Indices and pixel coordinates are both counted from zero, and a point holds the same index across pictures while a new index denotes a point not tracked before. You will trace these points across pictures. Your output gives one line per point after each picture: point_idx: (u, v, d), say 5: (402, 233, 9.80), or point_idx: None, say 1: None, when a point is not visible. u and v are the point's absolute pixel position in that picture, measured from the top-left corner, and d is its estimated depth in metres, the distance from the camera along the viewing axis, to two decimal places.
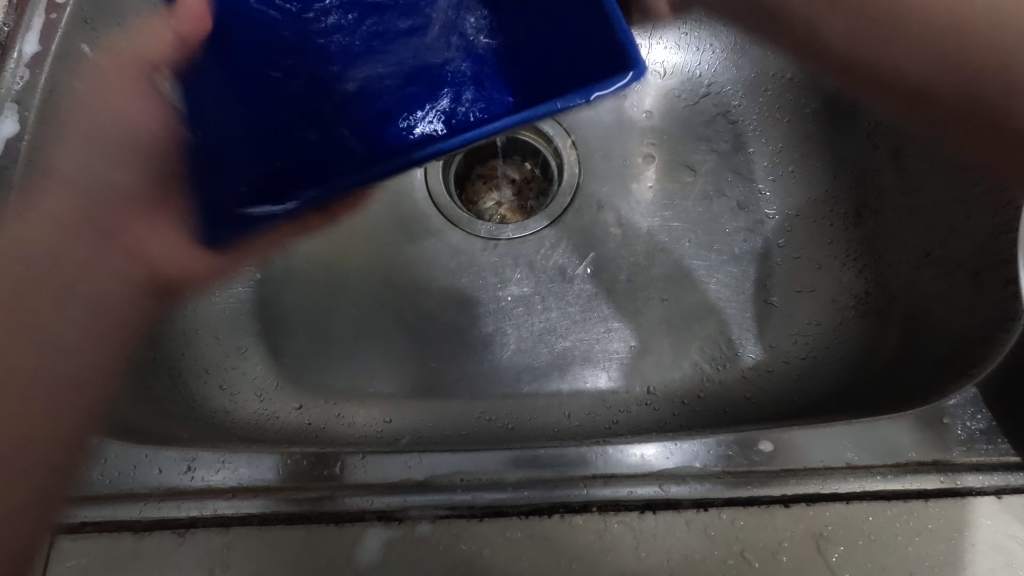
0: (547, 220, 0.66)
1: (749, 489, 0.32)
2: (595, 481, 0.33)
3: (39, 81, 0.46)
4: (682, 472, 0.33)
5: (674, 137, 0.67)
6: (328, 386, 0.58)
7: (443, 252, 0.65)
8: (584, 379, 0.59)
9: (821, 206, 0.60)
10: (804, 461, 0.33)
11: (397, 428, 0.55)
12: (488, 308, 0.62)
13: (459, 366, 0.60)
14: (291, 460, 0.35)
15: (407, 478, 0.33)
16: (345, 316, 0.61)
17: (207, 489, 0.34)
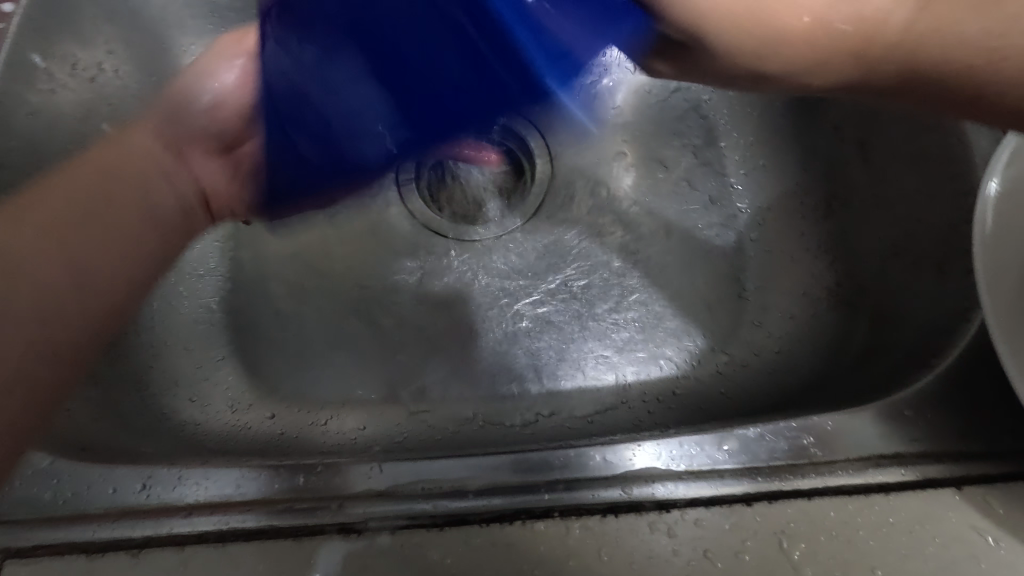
0: (521, 220, 0.65)
1: (712, 489, 0.32)
2: (558, 486, 0.33)
3: None
4: (645, 474, 0.33)
5: (646, 133, 0.67)
6: (301, 394, 0.57)
7: (416, 255, 0.64)
8: (560, 380, 0.58)
9: (793, 199, 0.60)
10: (767, 458, 0.33)
11: (371, 435, 0.55)
12: (463, 310, 0.62)
13: (435, 370, 0.59)
14: (252, 475, 0.34)
15: (369, 488, 0.33)
16: (318, 323, 0.60)
17: (165, 507, 0.32)
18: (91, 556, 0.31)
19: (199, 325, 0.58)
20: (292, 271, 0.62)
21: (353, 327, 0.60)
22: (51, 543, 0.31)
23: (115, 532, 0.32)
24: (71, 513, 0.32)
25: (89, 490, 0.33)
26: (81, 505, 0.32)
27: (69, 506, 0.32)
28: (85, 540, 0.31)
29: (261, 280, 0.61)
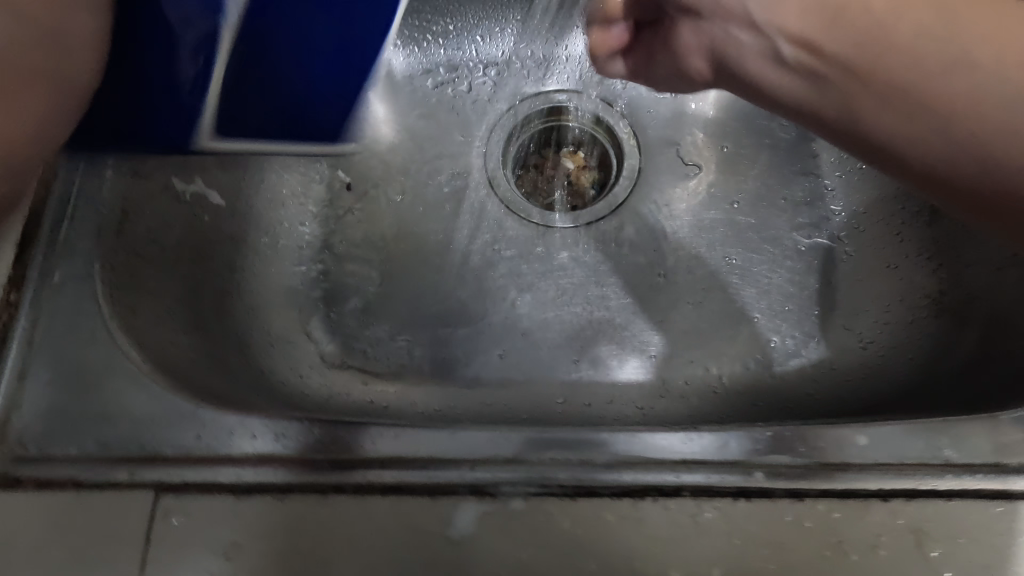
0: (608, 209, 0.66)
1: (846, 482, 0.31)
2: (682, 467, 0.33)
3: None
4: (772, 463, 0.32)
5: (736, 130, 0.67)
6: (389, 363, 0.58)
7: (501, 236, 0.65)
8: (644, 369, 0.59)
9: (892, 203, 0.59)
10: (901, 455, 0.32)
11: (456, 410, 0.56)
12: (547, 294, 0.62)
13: (517, 351, 0.60)
14: (379, 431, 0.35)
15: (497, 454, 0.34)
16: (404, 297, 0.61)
17: (302, 456, 0.34)
18: (238, 496, 0.33)
19: (289, 290, 0.59)
20: (381, 244, 0.63)
21: (438, 304, 0.61)
22: (199, 482, 0.34)
23: (257, 476, 0.34)
24: (217, 456, 0.34)
25: (230, 436, 0.35)
26: (225, 449, 0.35)
27: (214, 449, 0.35)
28: (231, 481, 0.33)
29: (352, 251, 0.62)
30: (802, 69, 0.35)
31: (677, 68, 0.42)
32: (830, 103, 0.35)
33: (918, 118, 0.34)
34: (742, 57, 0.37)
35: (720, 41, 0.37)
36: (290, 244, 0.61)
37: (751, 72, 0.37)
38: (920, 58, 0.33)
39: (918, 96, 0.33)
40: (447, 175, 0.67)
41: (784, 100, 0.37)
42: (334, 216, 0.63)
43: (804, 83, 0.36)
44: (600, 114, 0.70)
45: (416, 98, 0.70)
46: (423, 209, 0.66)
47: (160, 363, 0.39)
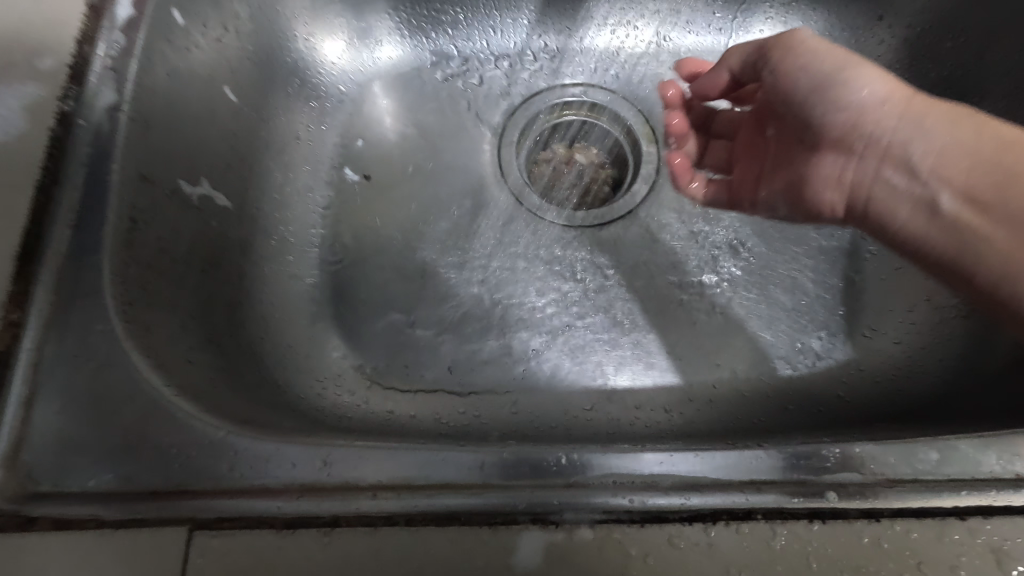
0: (627, 207, 0.64)
1: (921, 499, 0.30)
2: (751, 487, 0.31)
3: (133, 48, 0.46)
4: (843, 480, 0.31)
5: None
6: (408, 370, 0.56)
7: (518, 234, 0.62)
8: (671, 372, 0.57)
9: None
10: (974, 471, 0.31)
11: (483, 420, 0.53)
12: (568, 296, 0.60)
13: (538, 356, 0.57)
14: (429, 456, 0.33)
15: (555, 479, 0.32)
16: (420, 301, 0.58)
17: (348, 484, 0.32)
18: (281, 531, 0.30)
19: (302, 299, 0.57)
20: (395, 247, 0.60)
21: (455, 308, 0.58)
22: (237, 516, 0.31)
23: (301, 508, 0.31)
24: (255, 486, 0.32)
25: (269, 463, 0.32)
26: (264, 478, 0.32)
27: (251, 478, 0.32)
28: (272, 514, 0.31)
29: (365, 254, 0.59)
30: (921, 199, 0.45)
31: (803, 196, 0.53)
32: (904, 212, 0.46)
33: (974, 220, 0.42)
34: (883, 194, 0.47)
35: (872, 169, 0.48)
36: (298, 248, 0.58)
37: (885, 204, 0.47)
38: (961, 174, 0.43)
39: (964, 208, 0.42)
40: (460, 171, 0.64)
41: (902, 221, 0.46)
42: (344, 218, 0.61)
43: (897, 202, 0.46)
44: (617, 109, 0.68)
45: (425, 90, 0.66)
46: (434, 208, 0.62)
47: (183, 386, 0.36)
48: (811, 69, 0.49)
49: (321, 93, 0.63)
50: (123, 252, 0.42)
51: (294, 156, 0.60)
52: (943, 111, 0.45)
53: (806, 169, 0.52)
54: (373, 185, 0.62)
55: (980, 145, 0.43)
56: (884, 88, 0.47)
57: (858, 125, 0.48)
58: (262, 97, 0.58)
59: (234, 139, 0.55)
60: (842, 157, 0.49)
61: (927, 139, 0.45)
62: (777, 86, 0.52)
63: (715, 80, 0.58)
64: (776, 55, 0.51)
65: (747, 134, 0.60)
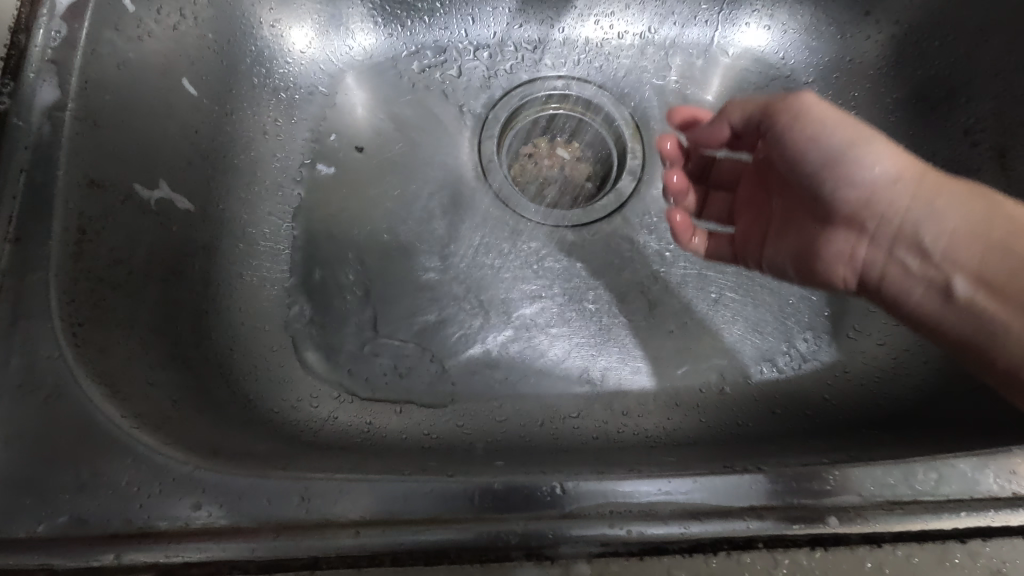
0: (613, 206, 0.62)
1: (920, 521, 0.30)
2: (752, 513, 0.30)
3: (77, 38, 0.43)
4: (843, 503, 0.31)
5: None
6: (388, 380, 0.53)
7: (500, 233, 0.60)
8: (659, 376, 0.55)
9: None
10: (972, 490, 0.31)
11: (467, 431, 0.51)
12: (552, 299, 0.58)
13: (522, 364, 0.55)
14: (413, 488, 0.31)
15: (549, 511, 0.30)
16: (398, 306, 0.55)
17: (326, 522, 0.29)
18: None
19: (272, 304, 0.54)
20: (369, 249, 0.57)
21: (436, 312, 0.56)
22: (207, 559, 0.29)
23: (276, 550, 0.29)
24: (225, 526, 0.29)
25: (238, 501, 0.30)
26: (234, 517, 0.29)
27: (219, 518, 0.29)
28: (246, 559, 0.29)
29: (339, 257, 0.56)
30: (935, 281, 0.40)
31: (812, 267, 0.48)
32: (919, 294, 0.41)
33: (989, 304, 0.37)
34: (895, 274, 0.43)
35: (885, 248, 0.43)
36: (267, 251, 0.55)
37: (898, 282, 0.43)
38: (975, 260, 0.38)
39: (986, 297, 0.38)
40: (438, 168, 0.61)
41: (914, 301, 0.42)
42: (317, 218, 0.57)
43: (909, 285, 0.42)
44: (599, 102, 0.65)
45: (401, 81, 0.63)
46: (411, 205, 0.59)
47: (144, 413, 0.33)
48: (821, 142, 0.44)
49: (289, 84, 0.59)
50: (70, 267, 0.39)
51: (261, 153, 0.57)
52: (957, 188, 0.40)
53: (814, 238, 0.47)
54: (346, 182, 0.59)
55: (990, 230, 0.38)
56: (896, 166, 0.42)
57: (870, 203, 0.43)
58: (224, 89, 0.54)
59: (195, 135, 0.51)
60: (855, 233, 0.44)
61: (937, 219, 0.40)
62: (784, 154, 0.47)
63: (715, 134, 0.54)
64: (781, 121, 0.47)
65: (749, 191, 0.56)
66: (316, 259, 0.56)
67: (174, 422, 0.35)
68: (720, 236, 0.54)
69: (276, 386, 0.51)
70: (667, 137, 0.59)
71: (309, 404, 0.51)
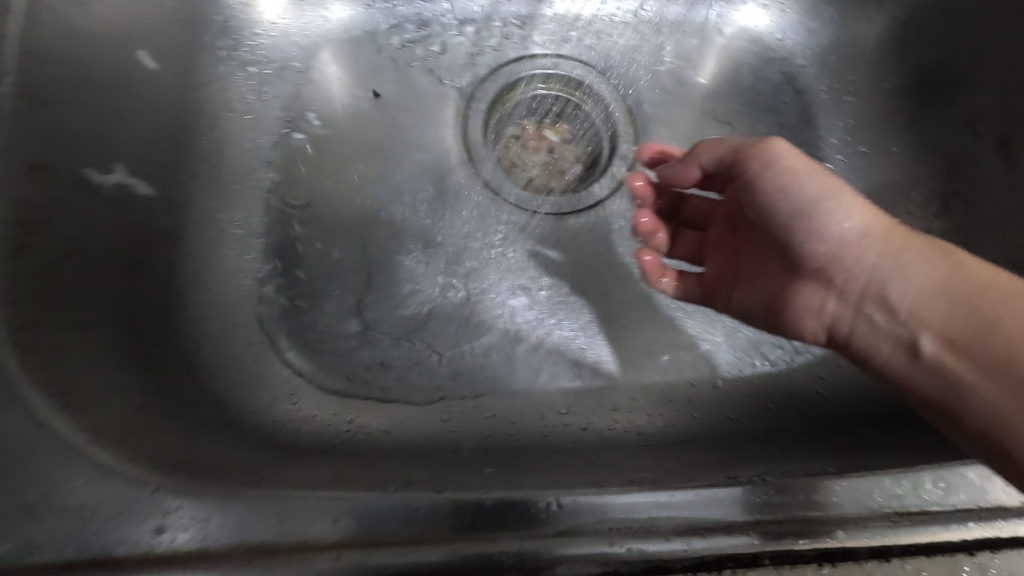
0: (605, 193, 0.59)
1: (930, 534, 0.29)
2: (757, 527, 0.29)
3: (13, 5, 0.38)
4: (851, 514, 0.29)
5: (739, 106, 0.61)
6: (369, 377, 0.50)
7: (487, 221, 0.57)
8: (651, 371, 0.53)
9: (898, 190, 0.56)
10: (980, 499, 0.30)
11: (453, 431, 0.49)
12: (542, 290, 0.55)
13: (509, 359, 0.53)
14: (398, 507, 0.28)
15: (544, 528, 0.28)
16: (380, 298, 0.53)
17: (304, 544, 0.27)
18: None
19: (244, 297, 0.50)
20: (347, 237, 0.54)
21: (420, 304, 0.53)
22: None
23: None
24: (192, 550, 0.27)
25: (207, 522, 0.27)
26: (202, 540, 0.27)
27: (184, 541, 0.27)
28: None
29: (315, 246, 0.53)
30: (903, 339, 0.35)
31: (780, 322, 0.43)
32: (887, 350, 0.36)
33: (950, 361, 0.32)
34: (864, 331, 0.38)
35: (852, 303, 0.38)
36: (237, 239, 0.51)
37: (868, 338, 0.37)
38: (942, 314, 0.34)
39: (953, 351, 0.32)
40: (420, 152, 0.58)
41: (880, 359, 0.36)
42: (291, 204, 0.54)
43: (875, 342, 0.37)
44: (590, 83, 0.62)
45: (380, 56, 0.59)
46: (392, 191, 0.56)
47: (102, 422, 0.31)
48: (790, 191, 0.41)
49: (259, 58, 0.55)
50: (15, 261, 0.36)
51: (229, 133, 0.53)
52: (925, 248, 0.37)
53: (781, 290, 0.43)
54: (322, 166, 0.55)
55: (953, 294, 0.34)
56: (864, 221, 0.39)
57: (838, 258, 0.39)
58: (187, 63, 0.50)
59: (156, 114, 0.47)
60: (823, 287, 0.40)
61: (907, 274, 0.36)
62: (755, 202, 0.43)
63: (688, 174, 0.49)
64: (753, 167, 0.43)
65: (721, 237, 0.51)
66: (290, 247, 0.52)
67: (135, 432, 0.32)
68: (691, 275, 0.47)
69: (250, 384, 0.48)
70: (638, 173, 0.57)
71: (286, 403, 0.48)
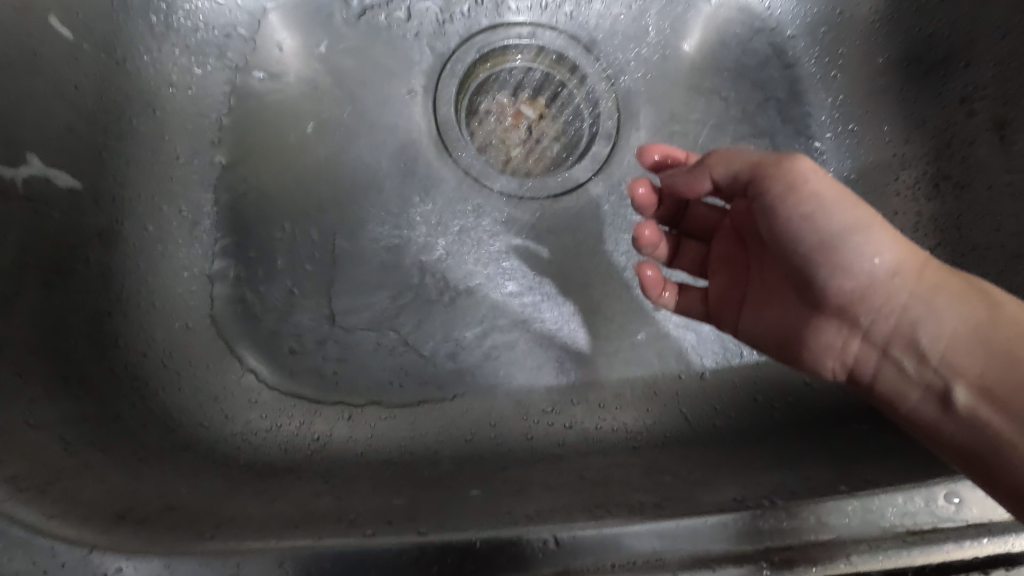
0: (586, 174, 0.56)
1: (943, 553, 0.27)
2: (768, 558, 0.27)
3: None
4: (865, 536, 0.28)
5: (722, 80, 0.58)
6: (337, 382, 0.46)
7: (461, 208, 0.53)
8: (637, 365, 0.51)
9: (887, 170, 0.54)
10: (992, 512, 0.28)
11: (430, 437, 0.46)
12: (522, 281, 0.52)
13: (487, 355, 0.49)
14: (380, 555, 0.25)
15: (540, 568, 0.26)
16: (347, 294, 0.48)
17: None
18: None
19: (195, 299, 0.45)
20: (308, 226, 0.49)
21: (390, 301, 0.49)
22: None
23: None
24: None
25: None
26: None
27: None
28: None
29: (271, 239, 0.48)
30: (934, 388, 0.33)
31: (792, 355, 0.40)
32: (916, 398, 0.34)
33: (991, 418, 0.31)
34: (890, 375, 0.36)
35: (879, 346, 0.36)
36: (182, 233, 0.46)
37: (897, 384, 0.35)
38: (980, 366, 0.32)
39: (996, 409, 0.31)
40: (386, 131, 0.53)
41: (908, 407, 0.34)
42: (242, 192, 0.48)
43: (904, 388, 0.35)
44: (568, 54, 0.58)
45: (338, 23, 0.53)
46: (356, 177, 0.51)
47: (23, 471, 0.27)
48: (818, 222, 0.35)
49: (197, 24, 0.48)
50: None
51: (166, 114, 0.47)
52: (957, 288, 0.34)
53: (796, 323, 0.39)
54: (276, 149, 0.50)
55: (988, 345, 0.32)
56: (897, 257, 0.35)
57: (866, 297, 0.36)
58: (111, 32, 0.43)
59: (76, 96, 0.41)
60: (845, 326, 0.37)
61: (938, 319, 0.34)
62: (771, 229, 0.38)
63: (693, 185, 0.42)
64: (772, 192, 0.37)
65: (725, 247, 0.45)
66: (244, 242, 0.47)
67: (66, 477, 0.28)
68: (695, 291, 0.45)
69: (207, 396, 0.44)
70: (642, 179, 0.45)
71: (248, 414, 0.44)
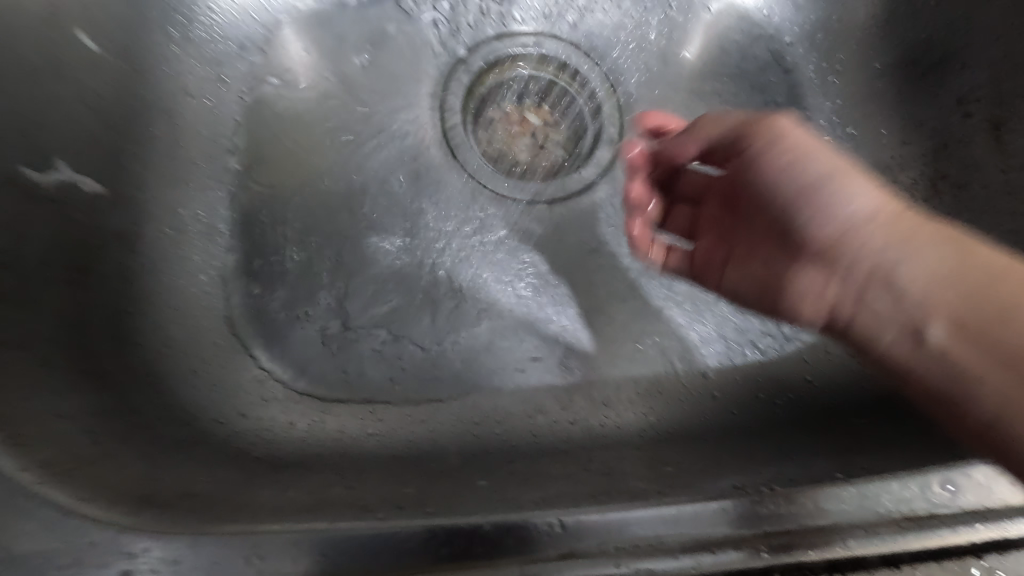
0: (589, 179, 0.57)
1: (939, 538, 0.28)
2: (767, 541, 0.28)
3: None
4: (861, 521, 0.28)
5: (722, 87, 0.59)
6: (348, 381, 0.48)
7: (468, 212, 0.54)
8: (641, 364, 0.52)
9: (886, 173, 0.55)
10: (988, 500, 0.29)
11: (438, 434, 0.47)
12: (527, 282, 0.53)
13: (493, 354, 0.51)
14: (394, 539, 0.26)
15: (545, 551, 0.27)
16: (358, 296, 0.50)
17: None
18: None
19: (211, 300, 0.47)
20: (320, 229, 0.50)
21: (399, 301, 0.50)
22: None
23: None
24: None
25: (178, 567, 0.25)
26: None
27: None
28: None
29: (285, 242, 0.49)
30: (909, 326, 0.34)
31: (774, 306, 0.41)
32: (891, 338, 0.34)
33: (964, 351, 0.31)
34: (866, 318, 0.36)
35: (855, 290, 0.36)
36: (199, 237, 0.47)
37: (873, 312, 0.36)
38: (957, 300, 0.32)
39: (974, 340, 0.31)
40: (395, 138, 0.54)
41: (884, 348, 0.35)
42: (257, 197, 0.50)
43: (882, 325, 0.35)
44: (572, 63, 0.59)
45: (349, 34, 0.54)
46: (366, 182, 0.52)
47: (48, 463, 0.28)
48: (798, 168, 0.38)
49: (214, 36, 0.50)
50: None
51: (185, 122, 0.48)
52: (934, 231, 0.35)
53: (777, 275, 0.40)
54: (289, 156, 0.51)
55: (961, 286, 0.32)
56: (876, 203, 0.37)
57: (841, 243, 0.37)
58: (132, 44, 0.45)
59: (100, 104, 0.43)
60: (823, 272, 0.38)
61: (914, 258, 0.35)
62: (760, 178, 0.40)
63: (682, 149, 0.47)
64: (755, 145, 0.41)
65: (713, 210, 0.46)
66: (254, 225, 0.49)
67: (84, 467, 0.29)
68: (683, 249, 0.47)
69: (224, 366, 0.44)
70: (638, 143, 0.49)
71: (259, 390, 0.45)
